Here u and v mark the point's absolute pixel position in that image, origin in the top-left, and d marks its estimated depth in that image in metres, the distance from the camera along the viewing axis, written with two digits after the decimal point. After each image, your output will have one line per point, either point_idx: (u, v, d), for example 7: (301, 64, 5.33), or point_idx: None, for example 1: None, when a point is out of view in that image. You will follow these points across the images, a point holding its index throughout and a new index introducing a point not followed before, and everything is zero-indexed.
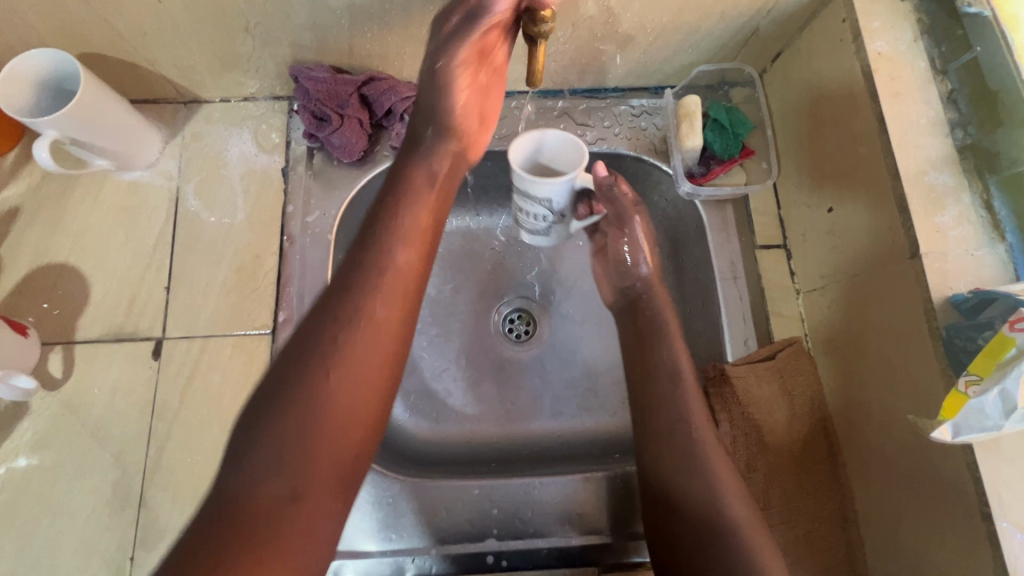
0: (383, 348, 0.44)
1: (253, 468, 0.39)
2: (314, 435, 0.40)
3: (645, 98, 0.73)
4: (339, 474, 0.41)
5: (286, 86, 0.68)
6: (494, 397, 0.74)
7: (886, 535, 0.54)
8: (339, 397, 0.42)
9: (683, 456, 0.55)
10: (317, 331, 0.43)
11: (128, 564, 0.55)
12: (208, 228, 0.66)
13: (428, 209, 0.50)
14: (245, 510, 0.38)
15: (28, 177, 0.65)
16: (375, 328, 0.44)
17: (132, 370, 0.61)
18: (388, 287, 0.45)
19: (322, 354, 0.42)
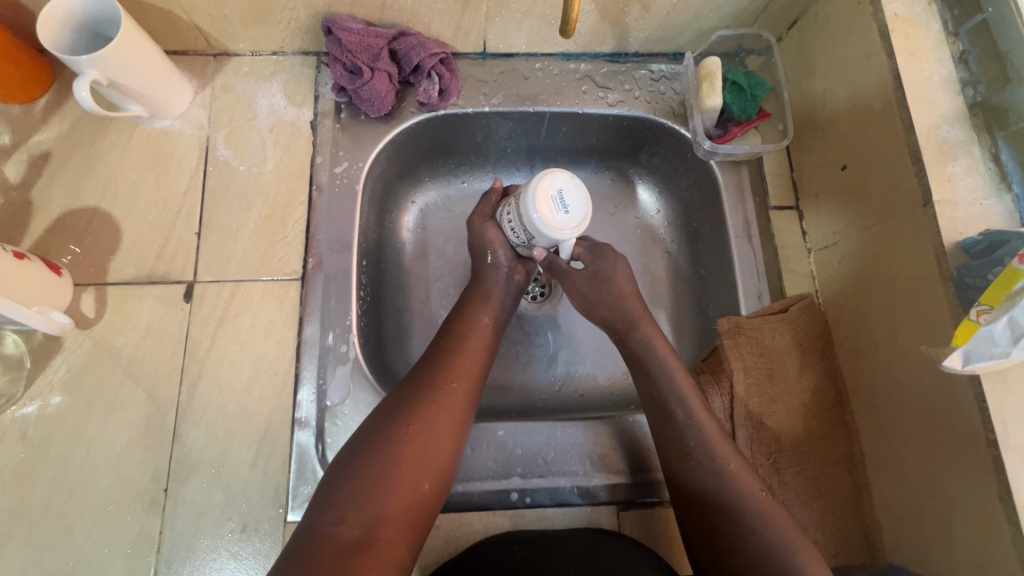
0: (456, 411, 0.54)
1: (337, 511, 0.47)
2: (391, 484, 0.49)
3: (665, 64, 0.76)
4: (410, 516, 0.49)
5: (315, 40, 0.69)
6: (513, 353, 0.76)
7: (890, 477, 0.57)
8: (416, 454, 0.51)
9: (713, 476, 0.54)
10: (403, 404, 0.53)
11: (162, 495, 0.57)
12: (239, 177, 0.67)
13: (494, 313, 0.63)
14: (329, 548, 0.45)
15: (60, 123, 0.66)
16: (449, 400, 0.54)
17: (165, 311, 0.62)
18: (460, 358, 0.58)
19: (411, 405, 0.53)
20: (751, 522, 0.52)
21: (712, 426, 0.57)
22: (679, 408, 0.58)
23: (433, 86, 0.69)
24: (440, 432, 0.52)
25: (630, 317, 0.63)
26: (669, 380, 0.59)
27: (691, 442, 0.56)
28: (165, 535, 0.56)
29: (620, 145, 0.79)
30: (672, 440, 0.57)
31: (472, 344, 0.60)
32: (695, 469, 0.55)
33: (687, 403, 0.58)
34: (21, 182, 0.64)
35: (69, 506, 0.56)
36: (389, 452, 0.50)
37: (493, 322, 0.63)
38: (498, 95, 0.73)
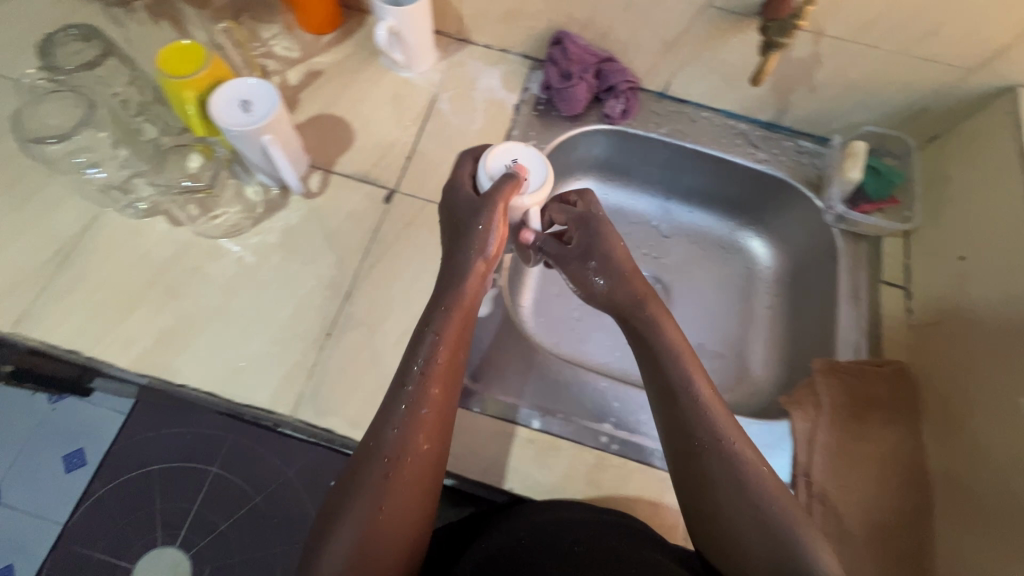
0: (423, 474, 0.54)
1: None
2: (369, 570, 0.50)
3: (810, 143, 0.88)
4: None
5: (538, 48, 0.87)
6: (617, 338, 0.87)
7: (963, 534, 0.61)
8: (390, 532, 0.51)
9: (731, 484, 0.53)
10: (370, 475, 0.52)
11: (326, 337, 0.68)
12: (450, 128, 0.84)
13: (451, 351, 0.58)
14: None
15: (336, 54, 0.87)
16: (417, 465, 0.53)
17: (368, 205, 0.77)
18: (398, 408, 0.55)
19: (380, 481, 0.52)
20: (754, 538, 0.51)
21: (705, 391, 0.58)
22: (684, 391, 0.57)
23: (618, 105, 0.85)
24: (409, 501, 0.52)
25: (637, 296, 0.63)
26: (670, 353, 0.59)
27: (694, 422, 0.56)
28: (317, 367, 0.67)
29: (753, 199, 0.92)
30: (685, 420, 0.56)
31: (431, 383, 0.56)
32: (707, 455, 0.55)
33: (692, 370, 0.58)
34: (296, 85, 0.84)
35: (255, 319, 0.68)
36: (360, 535, 0.50)
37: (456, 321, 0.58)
38: (666, 126, 0.88)
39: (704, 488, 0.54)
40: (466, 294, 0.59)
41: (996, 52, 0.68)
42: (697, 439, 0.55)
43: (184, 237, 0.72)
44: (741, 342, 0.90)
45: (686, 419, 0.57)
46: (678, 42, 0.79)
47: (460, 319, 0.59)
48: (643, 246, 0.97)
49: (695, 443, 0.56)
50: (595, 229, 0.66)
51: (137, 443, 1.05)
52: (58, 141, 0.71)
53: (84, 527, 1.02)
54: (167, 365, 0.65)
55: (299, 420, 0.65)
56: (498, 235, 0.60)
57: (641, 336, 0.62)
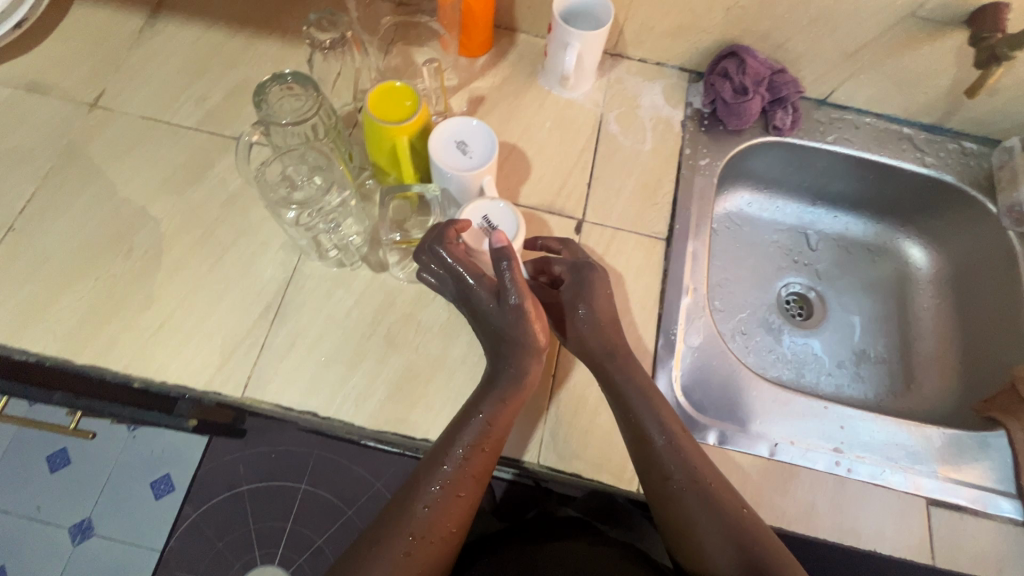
0: (439, 550, 0.55)
1: None
2: None
3: (974, 144, 0.87)
4: None
5: (700, 61, 0.86)
6: (778, 351, 0.90)
7: None
8: None
9: (732, 551, 0.56)
10: (390, 545, 0.53)
11: (551, 379, 0.68)
12: (623, 150, 0.82)
13: (496, 435, 0.59)
14: None
15: (493, 78, 0.84)
16: (435, 538, 0.55)
17: (561, 237, 0.76)
18: (440, 495, 0.56)
19: (394, 550, 0.53)
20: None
21: (689, 442, 0.61)
22: (657, 432, 0.61)
23: (787, 117, 0.84)
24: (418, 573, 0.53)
25: (609, 348, 0.65)
26: (657, 407, 0.62)
27: (699, 489, 0.58)
28: (552, 409, 0.66)
29: (912, 202, 0.92)
30: (658, 467, 0.60)
31: (469, 468, 0.57)
32: (686, 500, 0.58)
33: (672, 426, 0.62)
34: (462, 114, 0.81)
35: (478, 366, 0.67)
36: None
37: (513, 396, 0.60)
38: (831, 134, 0.87)
39: (701, 548, 0.57)
40: (531, 346, 0.62)
41: None
42: (688, 497, 0.58)
43: (388, 285, 0.70)
44: (906, 348, 0.90)
45: (666, 469, 0.59)
46: (860, 51, 0.78)
47: (510, 408, 0.60)
48: (793, 253, 0.97)
49: (667, 496, 0.59)
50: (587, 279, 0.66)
51: (221, 466, 1.13)
52: (300, 208, 0.63)
53: (180, 555, 1.09)
54: (403, 421, 0.64)
55: (543, 464, 0.64)
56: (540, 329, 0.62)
57: (631, 400, 0.63)
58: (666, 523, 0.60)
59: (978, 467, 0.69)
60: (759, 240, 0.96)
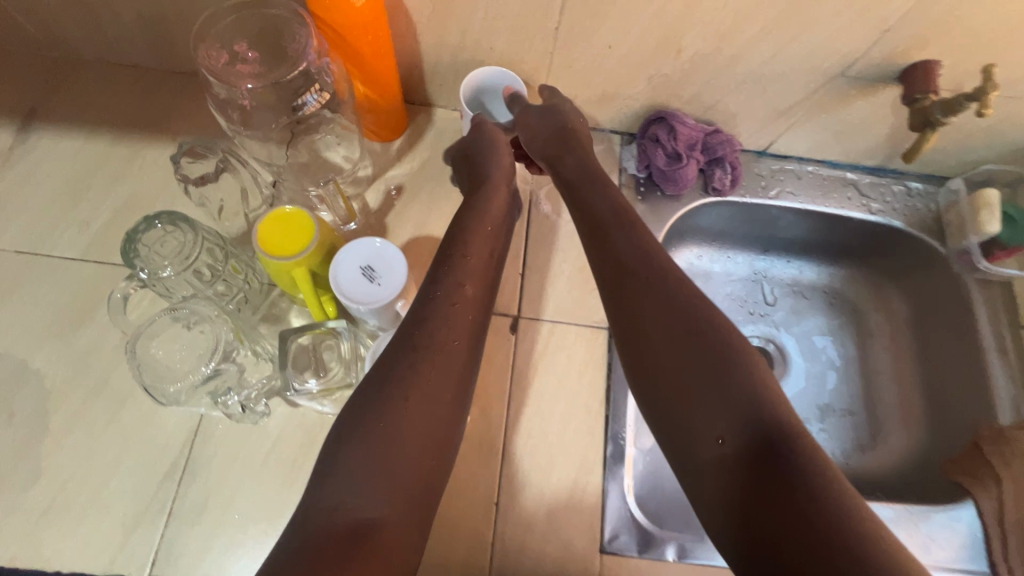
0: (453, 366, 0.52)
1: (341, 486, 0.43)
2: (394, 459, 0.45)
3: (920, 183, 0.85)
4: (415, 500, 0.45)
5: (630, 124, 0.80)
6: None
7: None
8: (413, 419, 0.47)
9: (711, 388, 0.47)
10: (380, 398, 0.48)
11: (494, 508, 0.63)
12: (556, 230, 0.77)
13: (472, 282, 0.57)
14: (336, 535, 0.40)
15: (410, 162, 0.78)
16: (428, 377, 0.50)
17: (496, 339, 0.70)
18: (430, 331, 0.52)
19: (386, 387, 0.48)
20: (728, 433, 0.45)
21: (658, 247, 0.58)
22: (614, 212, 0.61)
23: (726, 176, 0.79)
24: (408, 420, 0.47)
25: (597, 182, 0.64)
26: (636, 229, 0.59)
27: (682, 322, 0.51)
28: (497, 544, 0.61)
29: (862, 246, 0.89)
30: (620, 277, 0.56)
31: (459, 318, 0.54)
32: (643, 301, 0.54)
33: (652, 251, 0.57)
34: (379, 209, 0.75)
35: None
36: (388, 427, 0.46)
37: (483, 261, 0.60)
38: (774, 188, 0.83)
39: (687, 415, 0.47)
40: (492, 215, 0.64)
41: None
42: (664, 348, 0.51)
43: (309, 421, 0.63)
44: (872, 398, 0.87)
45: (639, 289, 0.55)
46: (794, 107, 0.73)
47: (489, 237, 0.62)
48: (749, 304, 0.91)
49: (638, 325, 0.53)
50: (554, 106, 0.70)
51: None
52: (208, 371, 0.54)
53: None
54: None
55: None
56: (505, 156, 0.69)
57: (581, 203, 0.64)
58: (653, 400, 0.51)
59: (949, 544, 0.67)
60: (712, 295, 0.91)
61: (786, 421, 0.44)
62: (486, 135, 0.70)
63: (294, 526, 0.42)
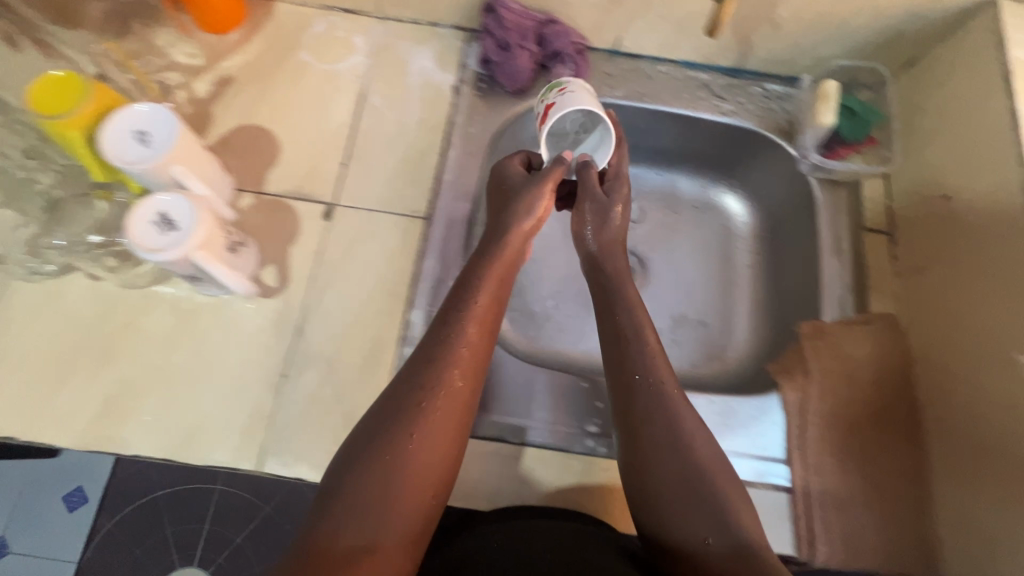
0: (456, 412, 0.53)
1: (335, 521, 0.47)
2: (395, 503, 0.49)
3: (779, 85, 0.81)
4: (412, 533, 0.50)
5: (472, 18, 0.78)
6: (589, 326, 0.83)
7: (970, 543, 0.59)
8: (417, 460, 0.50)
9: (682, 487, 0.53)
10: (371, 443, 0.51)
11: (281, 379, 0.64)
12: (386, 124, 0.76)
13: (478, 325, 0.57)
14: (326, 559, 0.46)
15: (245, 54, 0.77)
16: (429, 423, 0.52)
17: (308, 225, 0.70)
18: (444, 372, 0.54)
19: (392, 422, 0.51)
20: (714, 536, 0.50)
21: (661, 359, 0.59)
22: (621, 288, 0.66)
23: (567, 72, 0.77)
24: (425, 463, 0.50)
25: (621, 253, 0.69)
26: (639, 339, 0.60)
27: (671, 432, 0.55)
28: (279, 413, 0.63)
29: (722, 154, 0.86)
30: (625, 360, 0.60)
31: (463, 369, 0.55)
32: (657, 420, 0.56)
33: (655, 355, 0.59)
34: (206, 98, 0.75)
35: (203, 373, 0.64)
36: (385, 468, 0.49)
37: (491, 307, 0.59)
38: (621, 88, 0.80)
39: (663, 504, 0.53)
40: (506, 256, 0.62)
41: None
42: (657, 428, 0.56)
43: (110, 293, 0.65)
44: (726, 310, 0.85)
45: (650, 404, 0.57)
46: None
47: (501, 281, 0.61)
48: None
49: (644, 417, 0.57)
50: (609, 202, 0.68)
51: None
52: None
53: None
54: (115, 439, 0.60)
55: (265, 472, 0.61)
56: (545, 206, 0.65)
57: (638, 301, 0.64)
58: (632, 478, 0.56)
59: (746, 433, 0.66)
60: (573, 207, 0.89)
61: (747, 534, 0.50)
62: (521, 187, 0.66)
63: (290, 549, 0.47)
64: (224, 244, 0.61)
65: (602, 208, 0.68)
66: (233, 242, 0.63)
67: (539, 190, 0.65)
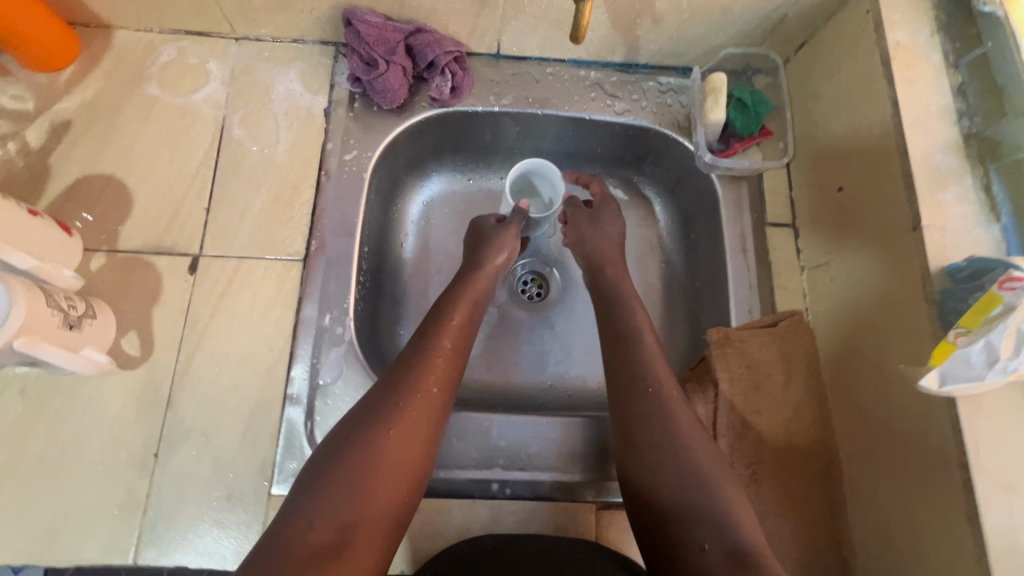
0: (431, 413, 0.55)
1: (308, 514, 0.47)
2: (360, 492, 0.48)
3: (673, 77, 0.77)
4: (384, 528, 0.49)
5: (335, 32, 0.71)
6: (503, 349, 0.79)
7: (880, 545, 0.57)
8: (390, 453, 0.51)
9: (679, 483, 0.53)
10: (355, 438, 0.51)
11: (152, 459, 0.58)
12: (251, 158, 0.69)
13: (453, 336, 0.61)
14: (293, 550, 0.45)
15: (82, 93, 0.69)
16: (405, 418, 0.53)
17: (171, 282, 0.64)
18: (422, 375, 0.56)
19: (375, 417, 0.52)
20: (711, 540, 0.50)
21: (659, 361, 0.60)
22: (622, 303, 0.66)
23: (446, 83, 0.71)
24: (393, 454, 0.51)
25: (604, 258, 0.71)
26: (640, 341, 0.62)
27: (668, 427, 0.56)
28: (152, 499, 0.57)
29: (623, 155, 0.82)
30: (626, 367, 0.61)
31: (431, 376, 0.56)
32: (651, 416, 0.57)
33: (654, 357, 0.61)
34: (41, 147, 0.67)
35: (62, 464, 0.58)
36: (356, 460, 0.50)
37: (464, 323, 0.62)
38: (508, 95, 0.75)
39: (667, 501, 0.53)
40: (479, 282, 0.67)
41: None
42: (651, 430, 0.56)
43: None
44: None
45: (649, 410, 0.57)
46: None
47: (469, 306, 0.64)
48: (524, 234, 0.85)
49: (643, 421, 0.57)
50: (599, 212, 0.74)
51: None
52: None
53: None
54: None
55: (144, 564, 0.56)
56: (510, 253, 0.69)
57: (614, 308, 0.66)
58: (636, 479, 0.56)
59: None
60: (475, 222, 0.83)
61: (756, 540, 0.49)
62: (494, 233, 0.70)
63: (263, 539, 0.46)
64: (61, 322, 0.54)
65: (596, 220, 0.74)
66: (74, 317, 0.56)
67: (505, 240, 0.70)
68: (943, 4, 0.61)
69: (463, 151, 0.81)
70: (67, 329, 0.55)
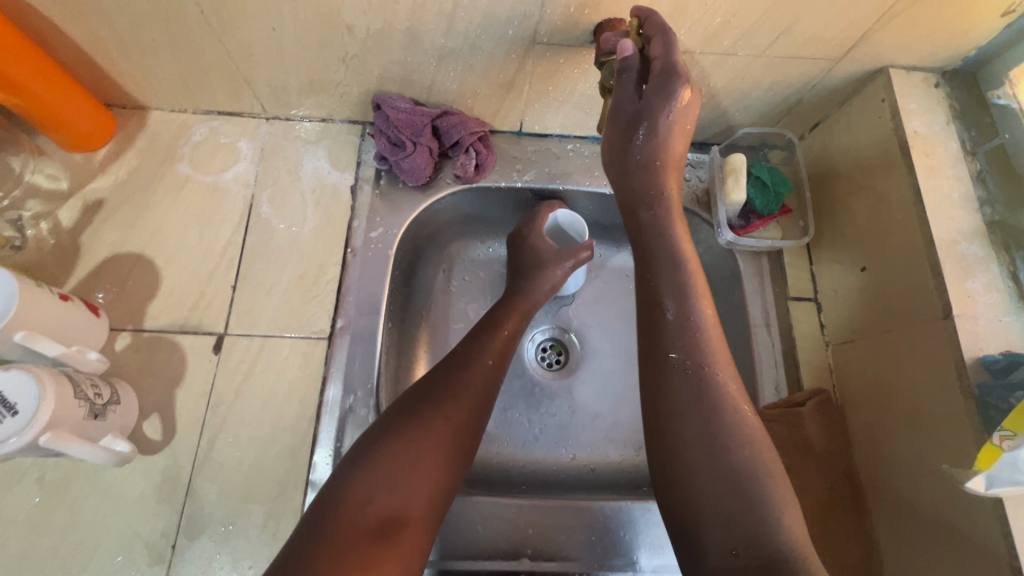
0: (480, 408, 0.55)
1: (365, 485, 0.47)
2: (413, 468, 0.48)
3: (691, 152, 0.78)
4: (433, 514, 0.49)
5: (364, 113, 0.74)
6: (525, 422, 0.78)
7: None
8: (443, 440, 0.51)
9: (715, 480, 0.46)
10: (410, 418, 0.51)
11: (169, 551, 0.57)
12: (278, 235, 0.70)
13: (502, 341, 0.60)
14: (346, 522, 0.45)
15: (116, 173, 0.71)
16: (456, 410, 0.53)
17: (195, 362, 0.63)
18: (473, 371, 0.56)
19: (429, 403, 0.53)
20: (743, 545, 0.43)
21: (708, 329, 0.53)
22: (665, 268, 0.57)
23: (470, 161, 0.72)
24: (442, 444, 0.51)
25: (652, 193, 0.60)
26: (677, 305, 0.54)
27: (705, 412, 0.49)
28: None
29: None
30: (656, 342, 0.53)
31: (476, 377, 0.56)
32: (681, 404, 0.50)
33: (703, 328, 0.53)
34: (73, 226, 0.68)
35: (76, 556, 0.56)
36: (410, 443, 0.50)
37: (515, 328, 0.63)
38: (530, 171, 0.77)
39: (694, 498, 0.46)
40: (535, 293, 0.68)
41: (860, 38, 0.59)
42: (687, 424, 0.49)
43: None
44: None
45: (684, 392, 0.50)
46: (516, 82, 0.67)
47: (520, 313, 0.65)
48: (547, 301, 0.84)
49: (674, 410, 0.50)
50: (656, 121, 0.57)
51: None
52: None
53: None
54: None
55: None
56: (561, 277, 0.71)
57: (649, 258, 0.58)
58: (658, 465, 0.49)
59: None
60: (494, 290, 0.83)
61: (798, 540, 0.43)
62: (547, 257, 0.71)
63: (314, 507, 0.47)
64: (86, 413, 0.53)
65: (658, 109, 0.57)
66: (99, 405, 0.55)
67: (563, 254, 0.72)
68: (956, 94, 0.64)
69: (483, 220, 0.82)
70: (91, 418, 0.54)
